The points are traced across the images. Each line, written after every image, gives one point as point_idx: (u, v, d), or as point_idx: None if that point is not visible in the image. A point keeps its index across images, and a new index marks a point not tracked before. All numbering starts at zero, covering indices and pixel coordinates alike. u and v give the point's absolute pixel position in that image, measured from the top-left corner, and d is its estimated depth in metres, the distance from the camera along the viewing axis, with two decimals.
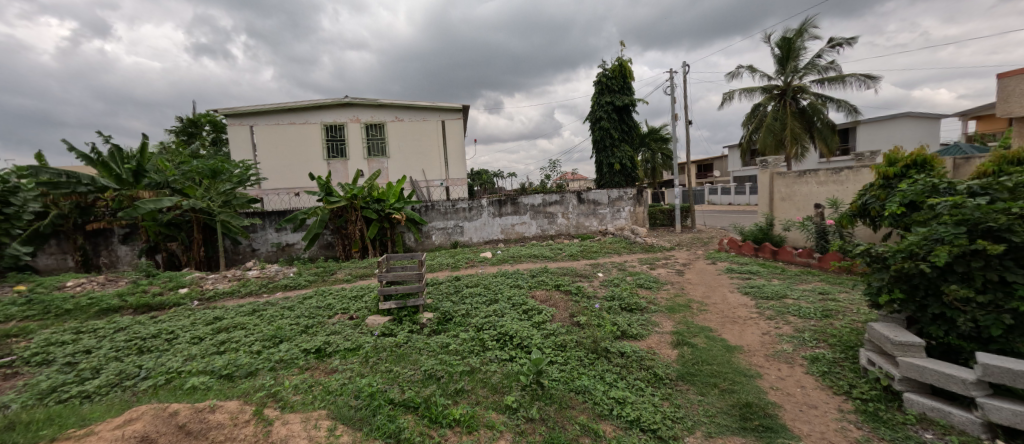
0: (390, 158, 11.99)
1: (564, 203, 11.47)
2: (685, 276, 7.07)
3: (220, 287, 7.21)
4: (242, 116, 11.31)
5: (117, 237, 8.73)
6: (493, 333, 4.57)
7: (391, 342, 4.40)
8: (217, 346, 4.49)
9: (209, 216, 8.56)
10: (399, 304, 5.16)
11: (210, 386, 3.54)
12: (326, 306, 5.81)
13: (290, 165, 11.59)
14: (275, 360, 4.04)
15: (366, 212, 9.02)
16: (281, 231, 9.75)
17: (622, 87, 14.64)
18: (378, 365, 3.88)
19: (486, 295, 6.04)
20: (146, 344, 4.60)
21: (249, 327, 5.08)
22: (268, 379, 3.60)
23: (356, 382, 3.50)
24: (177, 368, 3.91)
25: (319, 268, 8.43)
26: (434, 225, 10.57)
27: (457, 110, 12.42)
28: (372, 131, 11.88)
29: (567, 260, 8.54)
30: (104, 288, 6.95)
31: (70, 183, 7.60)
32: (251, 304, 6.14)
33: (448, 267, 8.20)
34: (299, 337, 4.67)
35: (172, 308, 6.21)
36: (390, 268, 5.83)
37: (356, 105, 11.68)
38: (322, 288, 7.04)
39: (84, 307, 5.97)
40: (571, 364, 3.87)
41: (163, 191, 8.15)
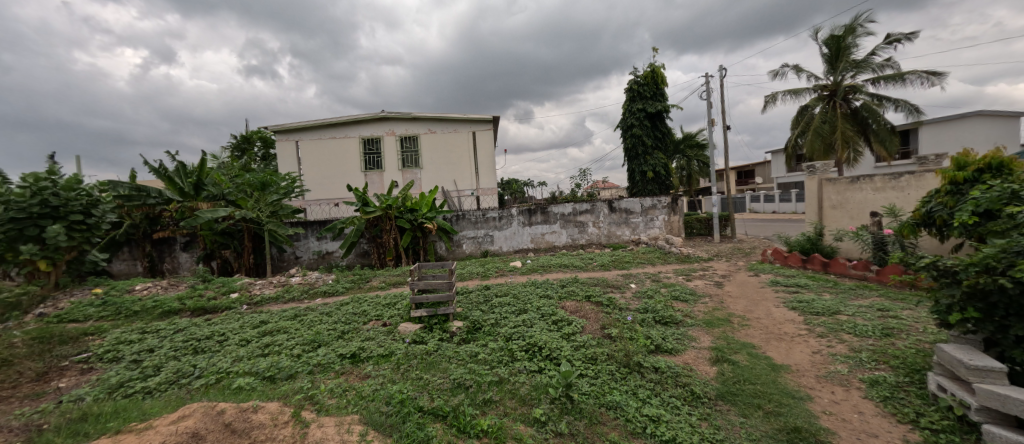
0: (423, 169, 12.35)
1: (595, 212, 11.28)
2: (725, 288, 6.73)
3: (266, 292, 7.66)
4: (287, 132, 12.04)
5: (179, 245, 9.50)
6: (522, 343, 4.54)
7: (422, 349, 4.47)
8: (262, 348, 4.76)
9: (258, 226, 9.23)
10: (430, 312, 5.28)
11: (255, 387, 3.76)
12: (361, 313, 6.02)
13: (330, 178, 12.18)
14: (313, 364, 4.22)
15: (400, 221, 9.33)
16: (322, 240, 10.24)
17: (655, 93, 14.32)
18: (409, 373, 3.96)
19: (515, 304, 6.03)
20: (200, 345, 4.96)
21: (291, 330, 5.35)
22: (305, 382, 3.76)
23: (386, 388, 3.58)
24: (226, 368, 4.18)
25: (355, 275, 8.77)
26: (465, 234, 10.71)
27: (487, 121, 12.58)
28: (406, 144, 12.32)
29: (599, 270, 8.37)
30: (167, 291, 7.59)
31: (142, 196, 8.48)
32: (294, 309, 6.47)
33: (478, 276, 8.29)
34: (335, 342, 4.86)
35: (224, 311, 6.68)
36: (422, 277, 5.99)
37: (391, 119, 12.14)
38: (358, 295, 7.30)
39: (149, 309, 6.54)
40: (602, 378, 3.77)
41: (219, 203, 8.87)
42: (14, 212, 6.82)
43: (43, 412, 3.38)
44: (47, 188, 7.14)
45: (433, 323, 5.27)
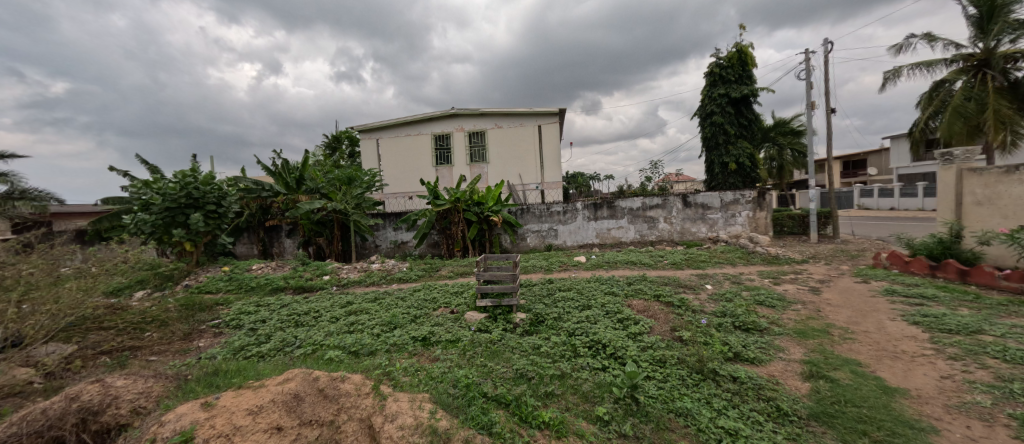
0: (490, 163, 12.66)
1: (667, 207, 10.59)
2: (822, 295, 5.90)
3: (351, 276, 8.55)
4: (370, 131, 13.15)
5: (284, 233, 10.95)
6: (585, 340, 4.47)
7: (486, 338, 4.64)
8: (348, 326, 5.33)
9: (346, 216, 10.26)
10: (493, 302, 5.43)
11: (342, 359, 4.24)
12: (431, 299, 6.42)
13: (406, 173, 13.06)
14: (390, 344, 4.62)
15: (467, 214, 9.70)
16: (398, 230, 11.06)
17: (740, 76, 12.95)
18: (474, 359, 4.14)
19: (579, 300, 5.94)
20: (300, 319, 5.71)
21: (371, 312, 5.90)
22: (383, 360, 4.15)
23: (453, 372, 3.79)
24: (320, 341, 4.77)
25: (427, 264, 9.35)
26: (529, 228, 10.78)
27: (553, 114, 12.44)
28: (475, 139, 12.72)
29: (669, 269, 7.87)
30: (275, 271, 8.86)
31: (258, 189, 10.05)
32: (375, 292, 7.13)
33: (541, 269, 8.30)
34: (409, 325, 5.25)
35: (319, 291, 7.60)
36: (488, 268, 6.17)
37: (460, 115, 12.62)
38: (429, 282, 7.79)
39: (261, 286, 7.69)
40: (671, 382, 3.57)
41: (315, 195, 10.04)
42: (169, 202, 8.47)
43: (188, 366, 4.17)
44: (193, 184, 8.69)
45: (496, 313, 5.43)
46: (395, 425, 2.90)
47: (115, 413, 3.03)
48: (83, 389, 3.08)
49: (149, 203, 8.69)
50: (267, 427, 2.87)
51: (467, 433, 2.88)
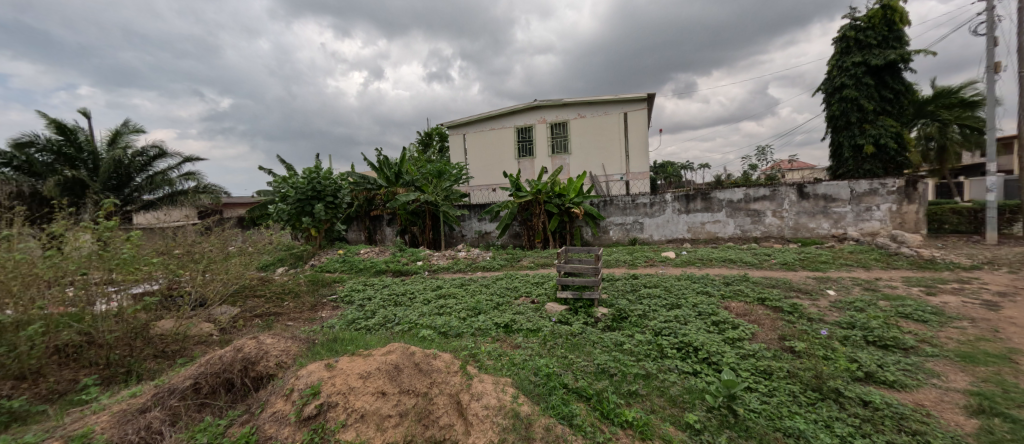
0: (572, 154, 12.36)
1: (776, 199, 9.15)
2: (1003, 312, 4.53)
3: (441, 262, 9.18)
4: (456, 126, 13.80)
5: (385, 222, 12.09)
6: (674, 341, 4.10)
7: (567, 330, 4.56)
8: (438, 309, 5.68)
9: (436, 208, 10.99)
10: (575, 294, 5.31)
11: (433, 339, 4.54)
12: (514, 288, 6.54)
13: (490, 166, 13.43)
14: (475, 328, 4.83)
15: (548, 206, 9.63)
16: (482, 221, 11.45)
17: (885, 36, 10.54)
18: (554, 350, 4.08)
19: (666, 298, 5.48)
20: (398, 299, 6.25)
21: (457, 297, 6.18)
22: (470, 342, 4.33)
23: (534, 360, 3.78)
24: (415, 320, 5.18)
25: (509, 254, 9.57)
26: (612, 221, 10.26)
27: (641, 100, 11.58)
28: (556, 130, 12.51)
29: (778, 269, 6.82)
30: (379, 255, 9.93)
31: (365, 183, 11.31)
32: (461, 279, 7.56)
33: (624, 264, 7.86)
34: (492, 312, 5.41)
35: (413, 274, 8.35)
36: (569, 260, 6.08)
37: (542, 107, 12.50)
38: (510, 271, 7.94)
39: (367, 268, 8.73)
40: (777, 397, 3.11)
41: (410, 188, 10.96)
42: (301, 195, 10.08)
43: (316, 332, 4.82)
44: (317, 178, 10.27)
45: (578, 305, 5.29)
46: (480, 405, 2.85)
47: (264, 366, 3.30)
48: (242, 346, 3.42)
49: (285, 195, 10.45)
50: (373, 390, 2.84)
51: (548, 421, 2.79)
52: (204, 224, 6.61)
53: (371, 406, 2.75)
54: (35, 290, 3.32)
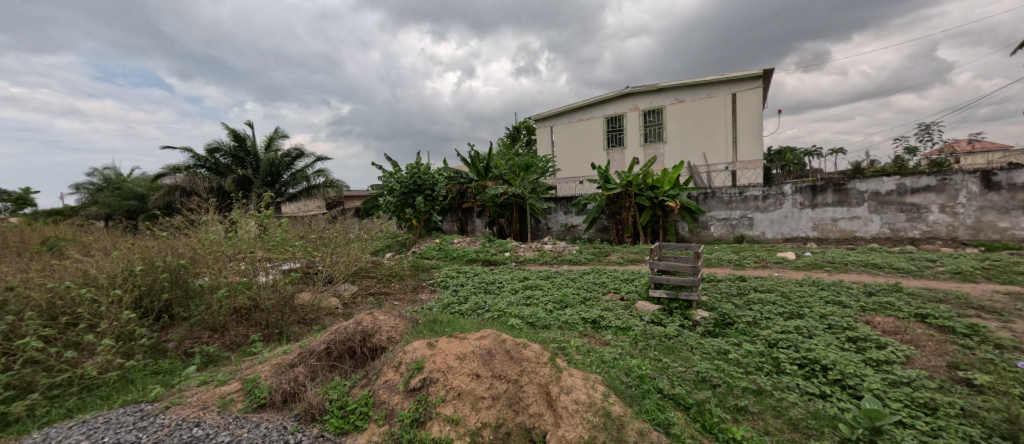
0: (668, 143, 11.39)
1: (944, 191, 7.23)
2: None
3: (527, 254, 9.24)
4: (545, 119, 13.70)
5: (475, 213, 12.51)
6: (794, 356, 3.34)
7: (660, 332, 4.04)
8: (525, 299, 5.46)
9: (523, 200, 11.14)
10: (670, 294, 4.66)
11: (521, 328, 4.26)
12: (601, 283, 6.01)
13: (578, 157, 13.05)
14: (562, 321, 4.49)
15: (640, 199, 9.02)
16: (568, 214, 11.14)
17: None
18: (647, 351, 3.66)
19: (783, 305, 4.46)
20: (487, 287, 6.24)
21: (544, 289, 5.96)
22: (559, 335, 3.97)
23: (626, 360, 3.42)
24: (503, 308, 4.98)
25: (596, 248, 9.21)
26: (715, 215, 9.18)
27: (754, 78, 10.10)
28: (650, 118, 11.62)
29: (948, 279, 5.35)
30: (471, 244, 10.37)
31: (458, 177, 11.88)
32: (547, 271, 7.48)
33: (730, 264, 6.93)
34: (579, 306, 5.01)
35: (501, 264, 8.56)
36: (662, 257, 5.47)
37: (635, 93, 11.70)
38: (597, 266, 7.59)
39: (459, 257, 9.23)
40: (948, 438, 2.35)
41: (498, 181, 11.24)
42: (404, 188, 10.98)
43: (417, 313, 4.85)
44: (419, 172, 11.05)
45: (672, 307, 4.63)
46: (570, 398, 2.67)
47: (376, 339, 3.44)
48: (361, 320, 3.63)
49: (390, 189, 11.52)
50: (468, 372, 2.83)
51: (642, 426, 2.52)
52: (331, 213, 7.59)
53: (467, 386, 2.73)
54: (222, 263, 4.27)
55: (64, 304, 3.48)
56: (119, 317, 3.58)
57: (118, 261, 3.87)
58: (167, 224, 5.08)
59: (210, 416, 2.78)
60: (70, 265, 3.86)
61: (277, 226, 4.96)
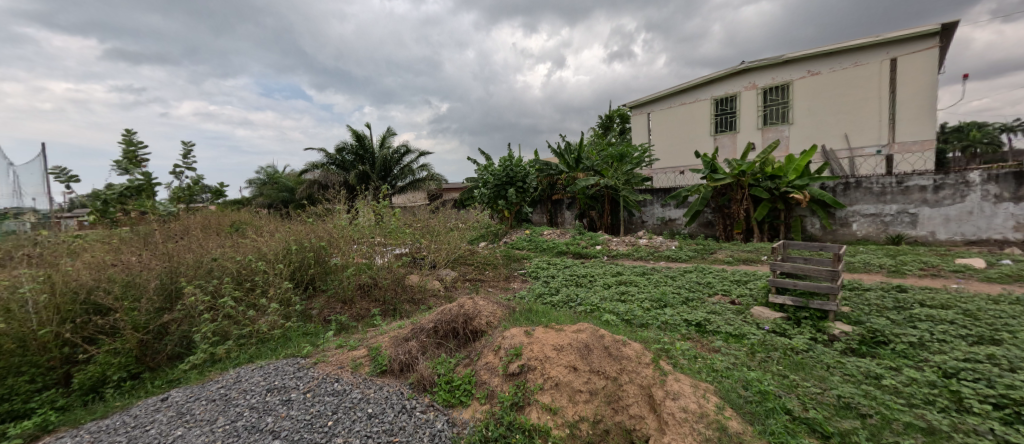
0: (795, 124, 9.86)
1: None
2: None
3: (620, 248, 8.79)
4: (641, 106, 12.84)
5: (565, 205, 12.31)
6: (987, 392, 2.56)
7: (784, 343, 3.48)
8: (619, 295, 5.17)
9: (616, 192, 10.63)
10: (799, 301, 3.98)
11: (618, 325, 4.03)
12: (706, 283, 5.40)
13: (679, 145, 11.98)
14: (662, 321, 4.13)
15: (755, 190, 7.94)
16: (666, 207, 10.32)
17: None
18: (768, 364, 3.17)
19: (965, 326, 3.48)
20: (579, 280, 6.07)
21: (640, 285, 5.58)
22: (661, 336, 3.65)
23: (742, 371, 3.01)
24: (596, 304, 4.77)
25: (699, 245, 8.38)
26: (858, 210, 7.64)
27: (919, 38, 8.30)
28: (773, 96, 10.16)
29: None
30: (561, 236, 10.25)
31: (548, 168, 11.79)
32: (642, 267, 7.00)
33: (879, 269, 5.69)
34: (681, 307, 4.56)
35: (592, 258, 8.29)
36: (788, 259, 4.68)
37: (753, 70, 10.33)
38: (701, 265, 6.88)
39: (549, 248, 9.20)
40: None
41: (589, 173, 10.88)
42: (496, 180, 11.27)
43: (511, 301, 4.93)
44: (511, 165, 11.26)
45: (800, 317, 3.93)
46: (677, 405, 2.42)
47: (476, 323, 3.55)
48: (463, 303, 3.78)
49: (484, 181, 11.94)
50: (565, 364, 2.74)
51: None
52: (434, 204, 8.13)
53: (564, 377, 2.66)
54: (347, 246, 5.01)
55: (247, 272, 4.27)
56: (280, 286, 4.29)
57: (280, 241, 4.67)
58: (309, 212, 5.97)
59: (346, 374, 3.12)
60: (250, 243, 4.73)
61: (390, 215, 5.87)
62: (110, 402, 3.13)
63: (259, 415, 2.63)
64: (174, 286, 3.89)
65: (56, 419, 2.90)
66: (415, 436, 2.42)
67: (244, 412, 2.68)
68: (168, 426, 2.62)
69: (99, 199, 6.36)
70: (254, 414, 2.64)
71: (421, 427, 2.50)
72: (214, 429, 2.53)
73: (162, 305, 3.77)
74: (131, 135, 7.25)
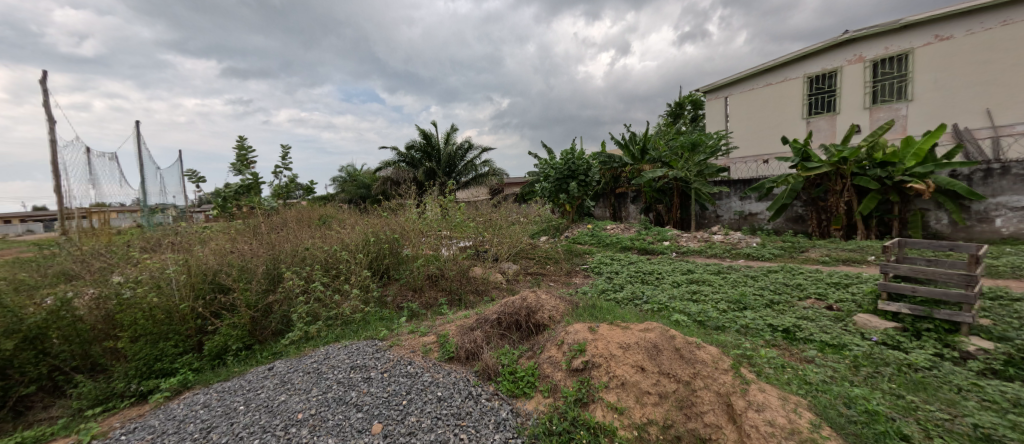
0: (915, 101, 8.48)
1: None
2: None
3: (692, 245, 8.19)
4: (718, 90, 11.83)
5: (629, 199, 11.76)
6: None
7: (898, 358, 2.96)
8: (691, 294, 4.80)
9: (686, 184, 9.92)
10: (919, 310, 3.38)
11: (690, 326, 3.73)
12: (795, 285, 4.81)
13: (763, 131, 10.82)
14: (742, 325, 3.75)
15: (859, 180, 6.92)
16: (746, 200, 9.40)
17: None
18: (877, 380, 2.72)
19: None
20: (646, 277, 5.76)
21: (715, 285, 5.13)
22: (741, 341, 3.31)
23: (842, 386, 2.61)
24: (665, 302, 4.48)
25: (786, 242, 7.51)
26: (1004, 202, 6.32)
27: None
28: (885, 69, 8.81)
29: None
30: (625, 231, 9.83)
31: (612, 161, 11.31)
32: (718, 265, 6.45)
33: None
34: (764, 310, 4.11)
35: (660, 255, 7.83)
36: (904, 260, 4.03)
37: (859, 40, 9.03)
38: (789, 264, 6.15)
39: (612, 244, 8.86)
40: None
41: (657, 164, 10.27)
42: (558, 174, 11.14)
43: (573, 296, 4.82)
44: (572, 158, 11.05)
45: (921, 329, 3.33)
46: (762, 418, 2.16)
47: (539, 316, 3.52)
48: (525, 297, 3.77)
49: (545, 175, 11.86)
50: (633, 363, 2.60)
51: None
52: (497, 198, 8.24)
53: (631, 377, 2.52)
54: (417, 239, 5.25)
55: (333, 261, 4.68)
56: (359, 274, 4.63)
57: (360, 233, 5.06)
58: (383, 207, 6.38)
59: (418, 358, 3.26)
60: (334, 234, 5.18)
61: (456, 209, 6.07)
62: (231, 368, 3.63)
63: (345, 389, 2.85)
64: (276, 272, 4.40)
65: (193, 379, 3.46)
66: (482, 422, 2.44)
67: (333, 385, 2.92)
68: (273, 392, 2.94)
69: (219, 196, 7.42)
70: (341, 388, 2.86)
71: (487, 414, 2.52)
72: (310, 398, 2.79)
73: (267, 287, 4.28)
74: (242, 141, 8.35)
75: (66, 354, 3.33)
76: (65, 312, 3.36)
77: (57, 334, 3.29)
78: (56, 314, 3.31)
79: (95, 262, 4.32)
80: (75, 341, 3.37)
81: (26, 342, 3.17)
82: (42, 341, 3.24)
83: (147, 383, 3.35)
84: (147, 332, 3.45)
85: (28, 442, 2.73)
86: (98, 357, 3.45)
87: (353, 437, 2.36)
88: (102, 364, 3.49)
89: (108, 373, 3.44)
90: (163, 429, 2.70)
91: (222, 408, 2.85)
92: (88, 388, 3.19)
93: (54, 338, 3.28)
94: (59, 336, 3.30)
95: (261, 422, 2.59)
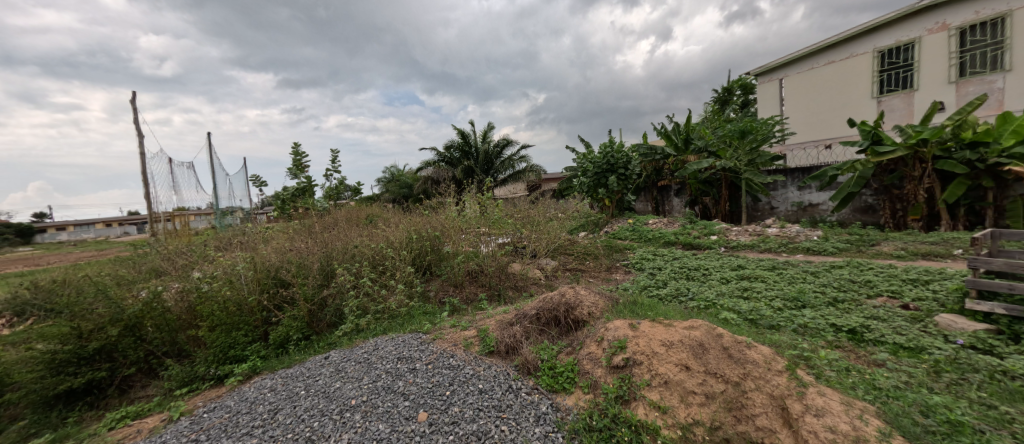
0: (1014, 70, 7.43)
1: None
2: None
3: (743, 239, 7.72)
4: (772, 72, 11.01)
5: (673, 191, 11.27)
6: None
7: (989, 363, 2.62)
8: (741, 291, 4.53)
9: (736, 174, 9.34)
10: (1018, 311, 2.97)
11: (740, 325, 3.53)
12: (863, 282, 4.39)
13: (825, 114, 9.92)
14: (800, 324, 3.48)
15: (942, 163, 6.17)
16: (805, 190, 8.70)
17: None
18: (962, 388, 2.43)
19: None
20: (692, 273, 5.50)
21: (769, 282, 4.81)
22: (799, 341, 3.08)
23: (920, 393, 2.35)
24: (712, 299, 4.26)
25: (854, 235, 6.86)
26: None
27: None
28: (976, 36, 7.79)
29: None
30: (669, 226, 9.45)
31: (652, 153, 10.80)
32: (772, 261, 6.03)
33: None
34: (826, 309, 3.79)
35: (707, 249, 7.45)
36: (999, 253, 3.53)
37: (942, 6, 8.05)
38: (856, 259, 5.62)
39: (655, 238, 8.56)
40: None
41: (703, 154, 9.76)
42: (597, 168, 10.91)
43: (613, 292, 4.73)
44: (611, 152, 10.76)
45: (1020, 332, 2.91)
46: (821, 423, 2.01)
47: (578, 312, 3.50)
48: (563, 292, 3.76)
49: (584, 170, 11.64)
50: (676, 362, 2.51)
51: None
52: (535, 195, 8.23)
53: (675, 376, 2.44)
54: (457, 236, 5.39)
55: (380, 258, 4.90)
56: (403, 270, 4.83)
57: (403, 231, 5.26)
58: (424, 206, 6.58)
59: (460, 352, 3.35)
60: (380, 233, 5.43)
61: (494, 206, 6.14)
62: (292, 356, 3.94)
63: (393, 379, 3.00)
64: (329, 268, 4.69)
65: (261, 365, 3.80)
66: (522, 416, 2.47)
67: (382, 374, 3.08)
68: (330, 379, 3.15)
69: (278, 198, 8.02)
70: (390, 377, 3.02)
71: (527, 407, 2.54)
72: (362, 385, 2.96)
73: (322, 282, 4.58)
74: (297, 148, 8.94)
75: (158, 340, 3.76)
76: (156, 303, 3.78)
77: (151, 323, 3.73)
78: (150, 305, 3.74)
79: (178, 259, 4.86)
80: (165, 330, 3.79)
81: (127, 329, 3.63)
82: (139, 329, 3.69)
83: (223, 368, 3.72)
84: (222, 322, 3.81)
85: (131, 416, 3.15)
86: (183, 344, 3.86)
87: (402, 424, 2.47)
88: (186, 350, 3.91)
89: (192, 358, 3.86)
90: (237, 409, 2.99)
91: (286, 392, 3.11)
92: (176, 371, 3.61)
93: (148, 326, 3.72)
94: (152, 325, 3.74)
95: (319, 406, 2.79)
